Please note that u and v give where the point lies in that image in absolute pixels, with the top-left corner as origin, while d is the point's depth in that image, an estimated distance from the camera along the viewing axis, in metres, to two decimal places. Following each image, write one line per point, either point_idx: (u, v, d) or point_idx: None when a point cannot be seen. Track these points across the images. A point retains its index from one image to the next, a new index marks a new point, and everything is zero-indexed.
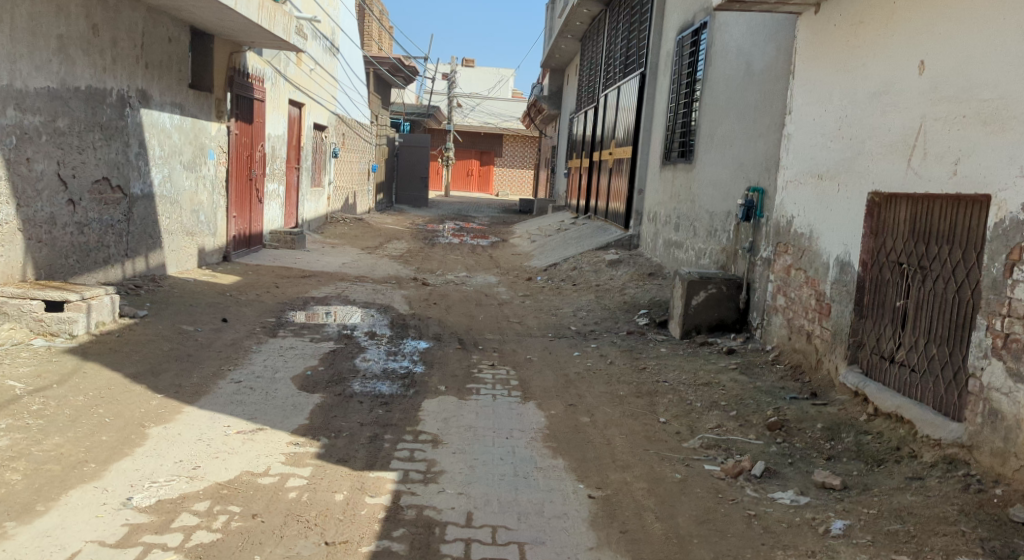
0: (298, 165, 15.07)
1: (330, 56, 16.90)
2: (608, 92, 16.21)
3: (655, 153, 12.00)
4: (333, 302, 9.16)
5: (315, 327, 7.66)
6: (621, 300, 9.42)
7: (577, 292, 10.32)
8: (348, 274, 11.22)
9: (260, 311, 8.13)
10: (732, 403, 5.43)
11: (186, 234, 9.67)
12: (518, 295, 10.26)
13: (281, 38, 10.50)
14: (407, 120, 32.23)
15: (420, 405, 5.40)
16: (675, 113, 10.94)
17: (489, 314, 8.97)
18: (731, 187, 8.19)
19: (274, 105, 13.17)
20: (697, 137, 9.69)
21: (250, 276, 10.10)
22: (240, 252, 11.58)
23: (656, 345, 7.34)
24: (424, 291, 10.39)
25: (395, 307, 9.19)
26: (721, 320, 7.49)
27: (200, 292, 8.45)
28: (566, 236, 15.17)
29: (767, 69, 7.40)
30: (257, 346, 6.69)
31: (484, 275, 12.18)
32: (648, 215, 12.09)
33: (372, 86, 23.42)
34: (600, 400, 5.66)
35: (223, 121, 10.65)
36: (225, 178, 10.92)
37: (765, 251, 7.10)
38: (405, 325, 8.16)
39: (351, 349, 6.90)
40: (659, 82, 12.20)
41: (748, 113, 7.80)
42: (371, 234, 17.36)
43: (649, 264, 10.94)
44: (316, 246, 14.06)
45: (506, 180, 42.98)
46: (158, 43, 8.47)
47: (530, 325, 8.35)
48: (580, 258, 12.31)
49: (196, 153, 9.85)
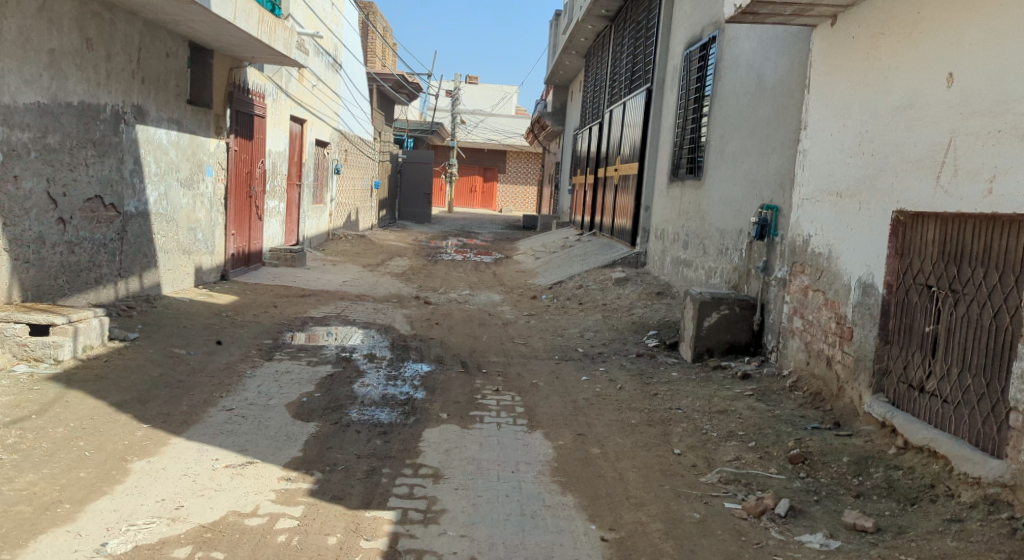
0: (299, 182, 14.85)
1: (332, 72, 16.71)
2: (613, 108, 16.00)
3: (662, 169, 11.75)
4: (332, 323, 8.90)
5: (312, 350, 7.39)
6: (629, 320, 9.15)
7: (583, 311, 10.05)
8: (349, 293, 10.97)
9: (256, 332, 7.86)
10: (751, 433, 5.16)
11: (182, 252, 9.44)
12: (522, 315, 9.99)
13: (282, 53, 10.28)
14: (410, 136, 32.08)
15: (421, 435, 5.12)
16: (683, 128, 10.70)
17: (493, 335, 8.70)
18: (744, 205, 7.93)
19: (275, 121, 12.96)
20: (706, 153, 9.44)
21: (248, 296, 9.85)
22: (238, 270, 11.34)
23: (667, 368, 7.07)
24: (426, 310, 10.14)
25: (397, 327, 8.92)
26: (734, 343, 7.21)
27: (195, 313, 8.19)
28: (571, 254, 14.91)
29: (781, 83, 7.16)
30: (251, 370, 6.42)
31: (488, 294, 11.91)
32: (656, 232, 11.84)
33: (375, 102, 23.27)
34: (610, 429, 5.38)
35: (222, 137, 10.43)
36: (224, 196, 10.70)
37: (779, 271, 6.83)
38: (406, 347, 7.89)
39: (350, 373, 6.62)
40: (666, 98, 11.97)
41: (761, 128, 7.55)
42: (373, 251, 17.12)
43: (657, 283, 10.69)
44: (317, 264, 13.82)
45: (510, 197, 42.87)
46: (157, 59, 8.27)
47: (536, 347, 8.07)
48: (586, 276, 12.04)
49: (194, 170, 9.64)
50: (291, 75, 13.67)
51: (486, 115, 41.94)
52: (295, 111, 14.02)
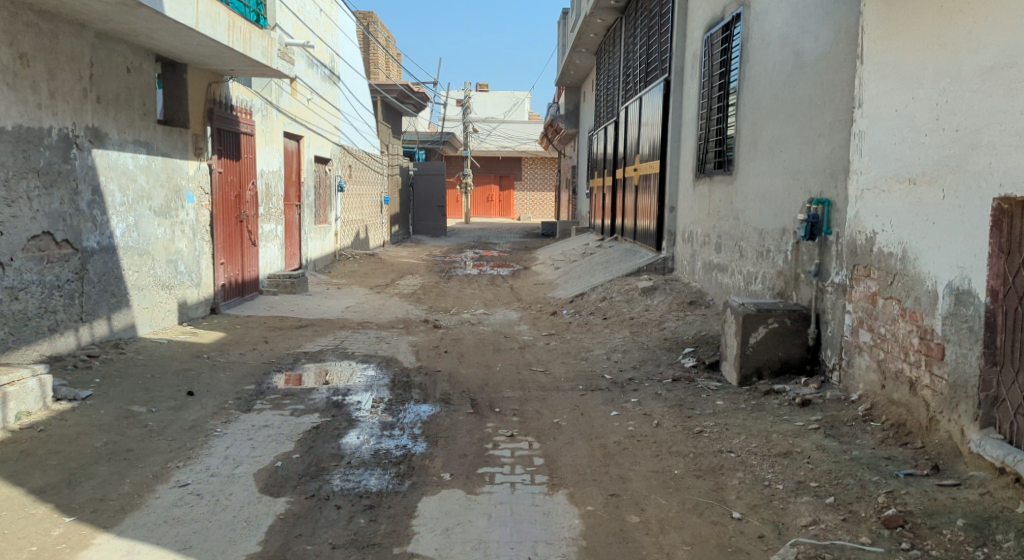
0: (299, 202, 13.99)
1: (330, 85, 15.87)
2: (628, 104, 15.00)
3: (687, 166, 10.72)
4: (328, 359, 7.97)
5: (300, 396, 6.46)
6: (661, 336, 8.12)
7: (609, 328, 9.04)
8: (351, 320, 10.06)
9: (237, 376, 6.95)
10: (827, 484, 4.12)
11: (161, 287, 8.56)
12: (541, 336, 8.99)
13: (263, 63, 9.40)
14: (421, 148, 31.30)
15: (416, 509, 4.14)
16: (707, 119, 9.68)
17: (508, 362, 7.72)
18: (786, 200, 6.89)
19: (267, 139, 12.09)
20: (736, 145, 8.42)
21: (237, 332, 8.96)
22: (231, 302, 10.45)
23: (710, 396, 6.04)
24: (435, 336, 9.18)
25: (400, 359, 7.96)
26: (787, 362, 6.18)
27: (172, 358, 7.30)
28: (592, 262, 13.90)
29: (825, 56, 6.12)
30: (222, 426, 5.50)
31: (504, 312, 10.94)
32: (683, 235, 10.80)
33: (380, 115, 22.44)
34: (649, 485, 4.38)
35: (202, 159, 9.56)
36: (209, 222, 9.83)
37: (837, 276, 5.80)
38: (409, 384, 6.93)
39: (338, 424, 5.67)
40: (685, 88, 10.95)
41: (802, 111, 6.51)
42: (383, 270, 16.21)
43: (688, 292, 9.66)
44: (321, 289, 12.92)
45: (527, 204, 42.01)
46: (116, 74, 7.41)
47: (558, 375, 7.07)
48: (609, 287, 11.04)
49: (171, 196, 8.77)
50: (282, 90, 12.81)
51: (498, 123, 41.05)
52: (289, 128, 13.16)
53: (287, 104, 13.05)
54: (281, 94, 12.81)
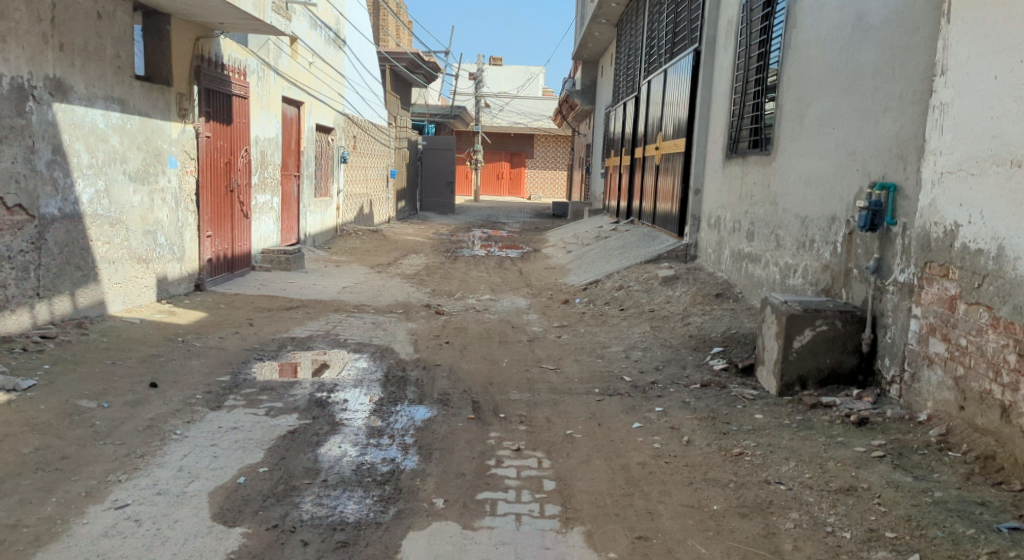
0: (297, 173, 13.21)
1: (334, 49, 15.03)
2: (650, 79, 14.15)
3: (716, 145, 9.86)
4: (317, 346, 7.20)
5: (279, 391, 5.69)
6: (686, 333, 7.33)
7: (627, 321, 8.24)
8: (346, 302, 9.28)
9: (211, 365, 6.19)
10: (907, 536, 3.42)
11: (137, 262, 7.81)
12: (553, 327, 8.20)
13: (255, 16, 8.55)
14: (432, 121, 30.40)
15: (399, 551, 3.41)
16: (741, 92, 8.84)
17: (516, 357, 6.94)
18: (838, 184, 6.08)
19: (262, 104, 11.28)
20: (776, 121, 7.59)
21: (220, 312, 8.20)
22: (218, 278, 9.68)
23: (747, 408, 5.26)
24: (437, 323, 8.40)
25: (396, 349, 7.19)
26: (835, 372, 5.38)
27: (141, 341, 6.54)
28: (607, 247, 13.08)
29: (897, 18, 5.29)
30: (181, 428, 4.74)
31: (512, 298, 10.15)
32: (708, 220, 9.99)
33: (389, 85, 21.58)
34: (683, 526, 3.63)
35: (187, 121, 8.77)
36: (194, 191, 9.05)
37: (901, 274, 4.99)
38: (404, 380, 6.16)
39: (318, 429, 4.91)
40: (717, 59, 10.08)
41: (866, 82, 5.69)
42: (386, 248, 15.41)
43: (714, 283, 8.87)
44: (318, 266, 12.14)
45: (538, 183, 41.07)
46: (84, 20, 6.71)
47: (572, 376, 6.29)
48: (626, 274, 10.25)
49: (150, 161, 8.01)
50: (281, 51, 11.99)
51: (511, 98, 40.07)
52: (288, 93, 12.34)
53: (286, 66, 12.23)
54: (280, 55, 11.98)
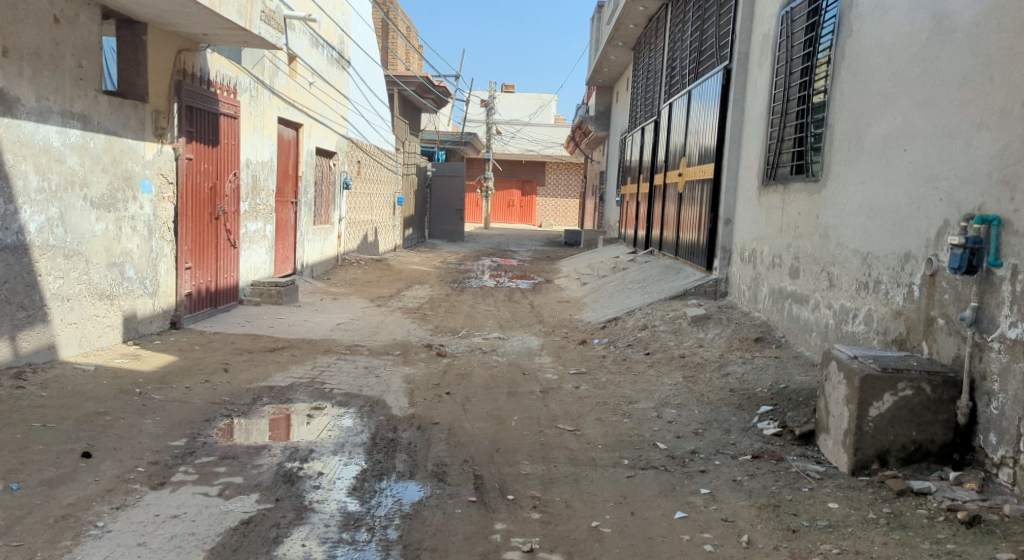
0: (294, 199, 12.33)
1: (336, 70, 14.21)
2: (672, 102, 13.24)
3: (750, 171, 8.89)
4: (297, 399, 6.20)
5: (241, 461, 4.71)
6: (726, 387, 6.33)
7: (655, 369, 7.24)
8: (340, 343, 8.33)
9: (166, 425, 5.21)
10: None
11: (99, 298, 6.88)
12: (569, 375, 7.21)
13: (241, 27, 7.63)
14: (441, 147, 29.62)
15: None
16: (781, 112, 7.88)
17: (527, 413, 5.95)
18: (912, 217, 5.10)
19: (255, 125, 10.41)
20: (827, 143, 6.60)
21: (193, 355, 7.24)
22: (197, 314, 8.75)
23: (815, 493, 4.25)
24: (437, 368, 7.43)
25: (388, 402, 6.21)
26: (924, 449, 4.39)
27: (89, 394, 5.58)
28: (626, 279, 12.08)
29: (997, 16, 4.34)
30: (105, 520, 3.78)
31: (523, 337, 9.16)
32: (742, 253, 9.01)
33: (397, 109, 20.78)
34: None
35: (164, 141, 7.88)
36: (172, 219, 8.14)
37: (1009, 329, 4.07)
38: (394, 445, 5.16)
39: (281, 518, 3.94)
40: (751, 77, 9.14)
41: (951, 93, 4.72)
42: (389, 279, 14.48)
43: (751, 325, 7.88)
44: (313, 300, 11.22)
45: (549, 211, 40.23)
46: (38, 24, 5.87)
47: (595, 440, 5.27)
48: (649, 313, 9.26)
49: (118, 184, 7.10)
50: (277, 68, 11.13)
51: (523, 125, 39.37)
52: (284, 113, 11.48)
53: (282, 85, 11.37)
54: (276, 73, 11.12)
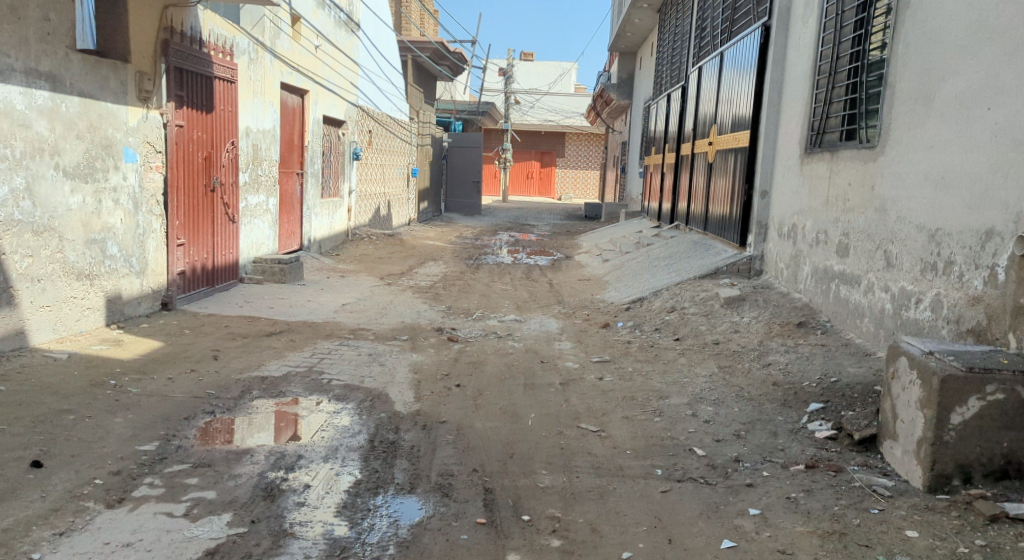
0: (300, 171, 11.69)
1: (345, 33, 13.48)
2: (701, 65, 12.42)
3: (791, 138, 8.12)
4: (291, 391, 5.58)
5: (217, 469, 4.11)
6: (768, 381, 5.66)
7: (687, 357, 6.57)
8: (344, 325, 7.73)
9: (137, 424, 4.63)
10: None
11: (76, 279, 6.29)
12: (592, 364, 6.55)
13: None
14: (458, 118, 28.85)
15: None
16: (830, 71, 7.10)
17: (545, 409, 5.32)
18: (1002, 188, 4.41)
19: (255, 90, 9.74)
20: (886, 104, 5.86)
21: (181, 341, 6.63)
22: (192, 294, 8.16)
23: (886, 516, 3.60)
24: (448, 354, 6.81)
25: (392, 394, 5.60)
26: (1016, 462, 3.74)
27: (56, 388, 5.01)
28: (651, 256, 11.37)
29: None
30: (42, 551, 3.27)
31: (541, 319, 8.50)
32: (780, 228, 8.29)
33: (411, 77, 20.04)
34: None
35: (150, 106, 7.23)
36: (161, 190, 7.51)
37: None
38: (394, 450, 4.53)
39: (254, 548, 3.37)
40: (792, 34, 8.34)
41: None
42: (402, 254, 13.85)
43: (791, 308, 7.18)
44: (319, 277, 10.61)
45: (569, 183, 39.42)
46: None
47: (623, 445, 4.62)
48: (678, 293, 8.58)
49: (95, 152, 6.50)
50: (279, 30, 10.44)
51: (542, 94, 38.44)
52: (288, 79, 10.81)
53: (285, 48, 10.69)
54: (278, 35, 10.42)
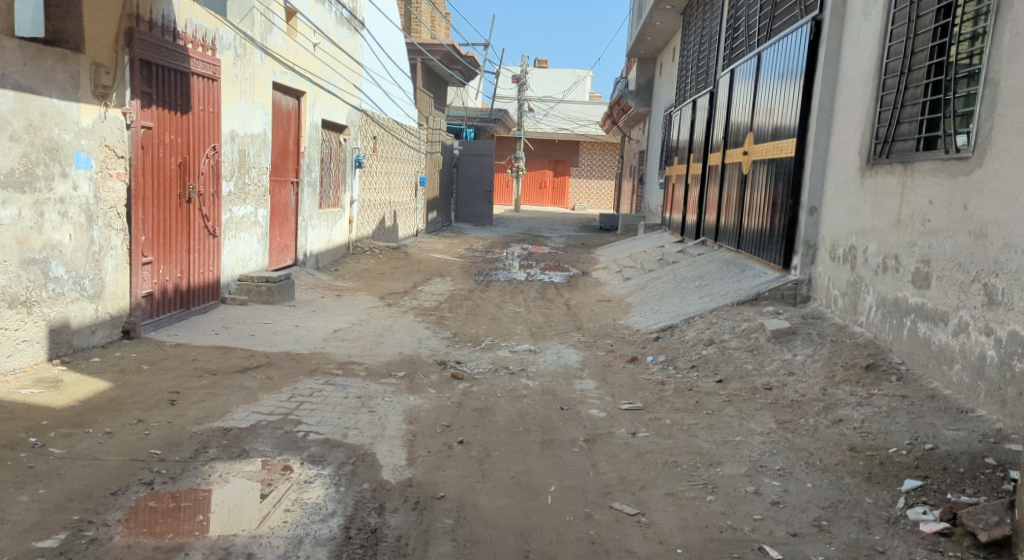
0: (295, 179, 10.69)
1: (347, 32, 12.50)
2: (734, 68, 11.37)
3: (848, 147, 7.04)
4: (256, 449, 4.55)
5: None
6: (842, 445, 4.58)
7: (735, 406, 5.49)
8: (333, 358, 6.70)
9: (45, 504, 3.63)
10: None
11: (8, 307, 5.30)
12: (623, 413, 5.48)
13: None
14: (469, 125, 27.86)
15: None
16: (903, 68, 6.03)
17: (568, 479, 4.26)
18: None
19: (243, 90, 8.75)
20: (986, 107, 4.82)
21: (136, 379, 5.62)
22: (160, 319, 7.14)
23: None
24: (450, 398, 5.76)
25: (378, 455, 4.55)
26: None
27: None
28: (679, 276, 10.29)
29: None
30: None
31: (559, 350, 7.44)
32: (833, 249, 7.22)
33: (421, 80, 19.07)
34: None
35: (109, 105, 6.21)
36: (124, 201, 6.49)
37: None
38: (373, 544, 3.52)
39: None
40: (851, 28, 7.26)
41: None
42: (406, 269, 12.84)
43: (854, 346, 6.11)
44: (312, 297, 9.58)
45: (583, 194, 38.42)
46: None
47: (669, 540, 3.58)
48: (714, 322, 7.51)
49: (37, 157, 5.52)
50: (270, 24, 9.45)
51: (556, 102, 37.44)
52: (281, 78, 9.81)
53: (278, 44, 9.70)
54: (269, 29, 9.44)
